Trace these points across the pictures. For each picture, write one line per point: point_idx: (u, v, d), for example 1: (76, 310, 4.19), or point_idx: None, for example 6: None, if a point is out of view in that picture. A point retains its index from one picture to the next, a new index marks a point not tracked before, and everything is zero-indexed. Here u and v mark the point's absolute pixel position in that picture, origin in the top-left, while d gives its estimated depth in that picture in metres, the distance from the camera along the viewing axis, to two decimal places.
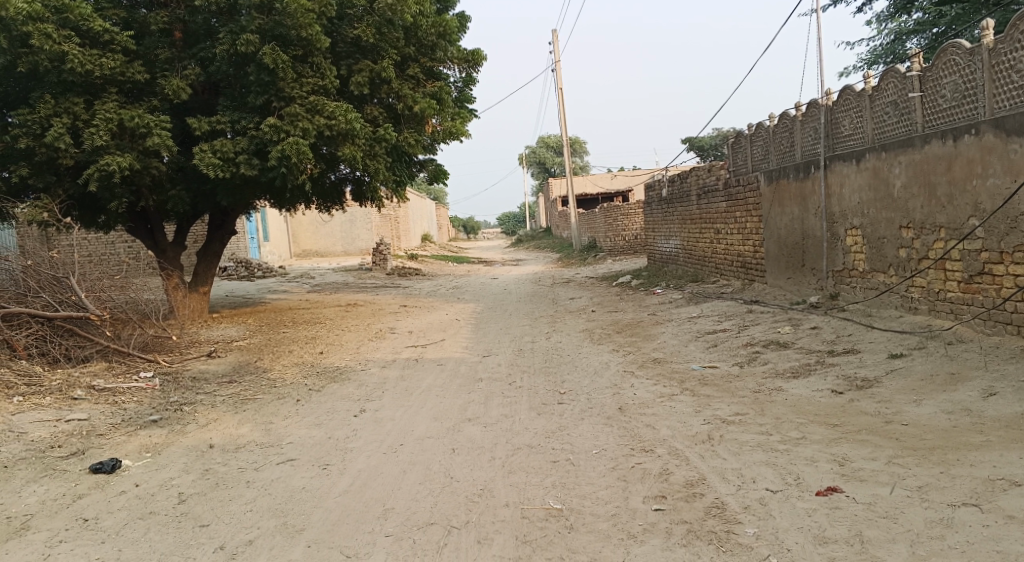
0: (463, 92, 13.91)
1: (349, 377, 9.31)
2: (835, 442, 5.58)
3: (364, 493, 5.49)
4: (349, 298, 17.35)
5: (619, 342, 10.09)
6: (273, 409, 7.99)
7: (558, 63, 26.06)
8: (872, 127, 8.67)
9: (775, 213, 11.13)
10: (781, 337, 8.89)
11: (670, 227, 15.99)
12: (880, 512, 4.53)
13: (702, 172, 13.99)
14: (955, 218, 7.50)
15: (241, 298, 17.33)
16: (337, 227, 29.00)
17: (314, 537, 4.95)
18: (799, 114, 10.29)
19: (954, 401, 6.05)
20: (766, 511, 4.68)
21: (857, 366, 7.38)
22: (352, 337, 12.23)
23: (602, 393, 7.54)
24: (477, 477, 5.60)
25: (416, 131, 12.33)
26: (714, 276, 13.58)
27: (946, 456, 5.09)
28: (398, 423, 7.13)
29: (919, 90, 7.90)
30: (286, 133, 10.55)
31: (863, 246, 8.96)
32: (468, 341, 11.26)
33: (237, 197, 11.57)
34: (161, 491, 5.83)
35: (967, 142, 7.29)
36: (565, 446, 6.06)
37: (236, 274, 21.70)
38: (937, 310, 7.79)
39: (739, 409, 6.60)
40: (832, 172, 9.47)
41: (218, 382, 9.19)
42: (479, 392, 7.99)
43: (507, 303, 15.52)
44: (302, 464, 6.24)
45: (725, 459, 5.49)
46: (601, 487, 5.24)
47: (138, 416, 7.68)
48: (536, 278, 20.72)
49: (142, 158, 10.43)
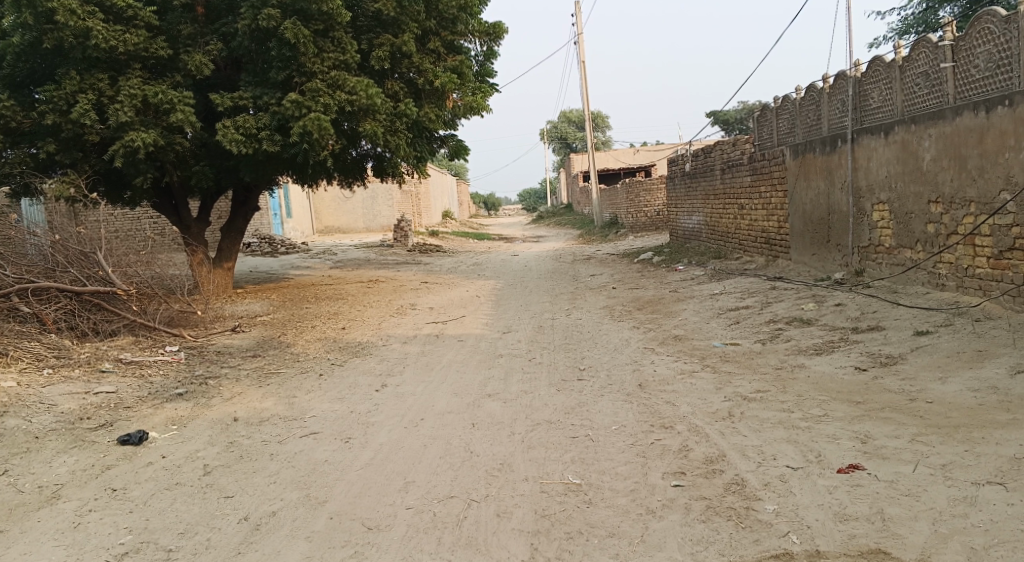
0: (485, 66, 13.83)
1: (371, 352, 9.38)
2: (857, 420, 5.53)
3: (385, 467, 5.54)
4: (371, 274, 17.42)
5: (640, 318, 10.06)
6: (296, 383, 8.07)
7: (581, 36, 25.79)
8: (901, 99, 8.52)
9: (800, 188, 10.99)
10: (805, 314, 8.82)
11: (693, 202, 15.86)
12: (902, 490, 4.49)
13: (726, 146, 13.84)
14: (986, 192, 7.36)
15: (265, 274, 17.46)
16: (359, 203, 29.09)
17: (336, 510, 4.99)
18: (827, 86, 10.12)
19: (980, 379, 5.97)
20: (786, 488, 4.66)
21: (881, 343, 7.30)
22: (374, 312, 12.29)
23: (623, 369, 7.53)
24: (497, 451, 5.63)
25: (436, 106, 12.32)
26: (738, 252, 13.46)
27: (971, 434, 5.04)
28: (419, 397, 7.17)
29: (951, 60, 7.74)
30: (308, 108, 10.56)
31: (890, 221, 8.83)
32: (489, 317, 11.28)
33: (260, 173, 11.59)
34: (187, 463, 5.92)
35: (1000, 114, 7.14)
36: (585, 422, 6.07)
37: (260, 250, 21.85)
38: (964, 287, 7.68)
39: (760, 386, 6.57)
40: (860, 146, 9.32)
41: (242, 356, 9.31)
42: (500, 368, 8.01)
43: (528, 279, 15.51)
44: (324, 437, 6.29)
45: (745, 435, 5.47)
46: (620, 462, 5.24)
47: (164, 389, 7.79)
48: (558, 254, 20.67)
49: (166, 134, 10.49)
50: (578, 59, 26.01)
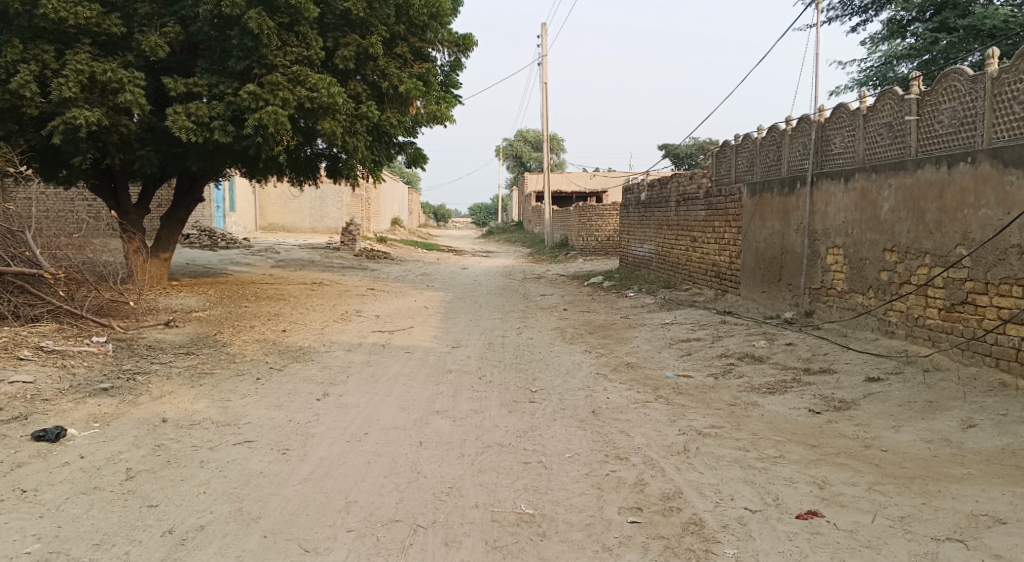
0: (450, 76, 13.64)
1: (312, 358, 9.04)
2: (813, 464, 5.46)
3: (325, 484, 5.24)
4: (315, 276, 16.97)
5: (591, 343, 9.94)
6: (231, 386, 7.69)
7: (544, 56, 25.82)
8: (863, 147, 8.58)
9: (755, 226, 11.03)
10: (755, 351, 8.79)
11: (645, 231, 15.89)
12: (862, 542, 4.41)
13: (683, 179, 13.88)
14: (942, 245, 7.36)
15: (203, 267, 16.87)
16: (306, 203, 28.53)
17: (271, 528, 4.68)
18: (789, 128, 10.18)
19: (933, 430, 5.97)
20: (745, 532, 4.55)
21: (833, 387, 7.28)
22: (316, 316, 11.91)
23: (575, 395, 7.36)
24: (445, 473, 5.39)
25: (399, 112, 12.05)
26: (687, 283, 13.50)
27: (928, 487, 4.99)
28: (364, 410, 6.89)
29: (916, 114, 7.77)
30: (265, 101, 10.22)
31: (843, 265, 8.87)
32: (437, 330, 11.02)
33: (209, 163, 11.14)
34: (108, 466, 5.53)
35: (961, 170, 7.14)
36: (537, 447, 5.87)
37: (199, 243, 21.18)
38: (913, 336, 7.67)
39: (715, 421, 6.46)
40: (818, 189, 9.38)
41: (174, 353, 8.87)
42: (448, 385, 7.77)
43: (477, 294, 15.29)
44: (260, 447, 5.95)
45: (702, 473, 5.34)
46: (574, 493, 5.07)
47: (87, 382, 7.34)
48: (506, 271, 20.50)
49: (111, 114, 10.01)
50: (540, 79, 26.01)
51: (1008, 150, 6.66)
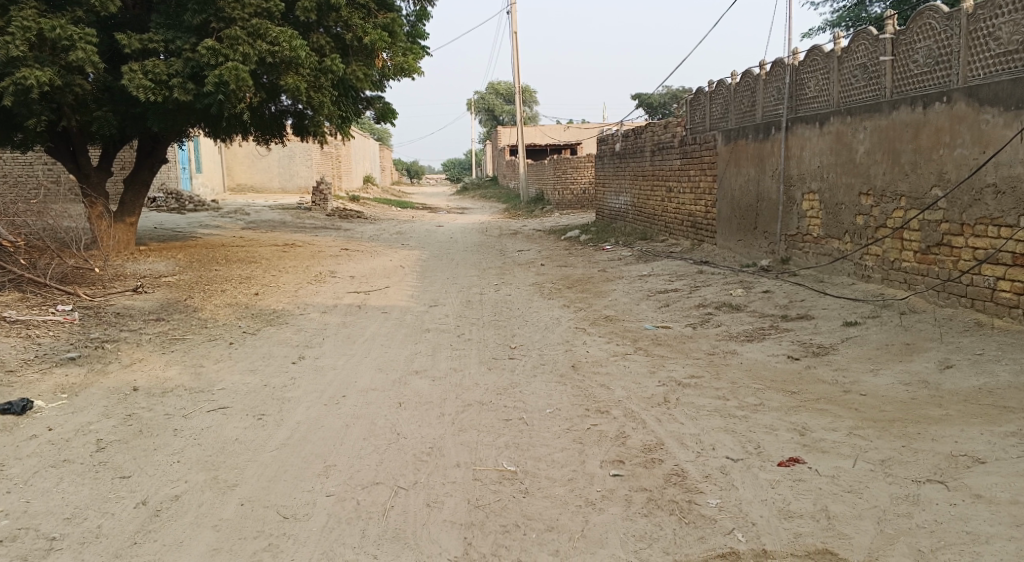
0: (417, 26, 13.33)
1: (286, 321, 8.89)
2: (793, 411, 5.44)
3: (302, 449, 5.15)
4: (287, 238, 16.71)
5: (569, 297, 9.88)
6: (203, 351, 7.55)
7: (512, 6, 25.32)
8: (838, 90, 8.47)
9: (729, 174, 10.95)
10: (733, 299, 8.76)
11: (620, 182, 15.75)
12: (845, 486, 4.40)
13: (658, 128, 13.73)
14: (918, 187, 7.31)
15: (172, 231, 16.55)
16: (275, 162, 28.06)
17: (247, 495, 4.59)
18: (763, 73, 10.05)
19: (911, 372, 5.97)
20: (728, 481, 4.53)
21: (811, 332, 7.28)
22: (289, 279, 11.72)
23: (555, 350, 7.30)
24: (425, 433, 5.32)
25: (364, 64, 11.81)
26: (663, 234, 13.43)
27: (907, 429, 4.98)
28: (341, 372, 6.79)
29: (891, 54, 7.66)
30: (224, 57, 9.91)
31: (819, 211, 8.83)
32: (414, 289, 10.90)
33: (170, 124, 10.81)
34: (77, 438, 5.41)
35: (937, 110, 7.05)
36: (518, 404, 5.81)
37: (166, 206, 20.75)
38: (890, 279, 7.67)
39: (694, 371, 6.44)
40: (793, 134, 9.29)
41: (144, 319, 8.68)
42: (426, 344, 7.67)
43: (453, 251, 15.14)
44: (234, 413, 5.84)
45: (683, 423, 5.31)
46: (556, 449, 5.02)
47: (53, 352, 7.17)
48: (482, 228, 20.32)
49: (65, 73, 9.68)
50: (511, 30, 25.55)
51: (983, 88, 6.57)
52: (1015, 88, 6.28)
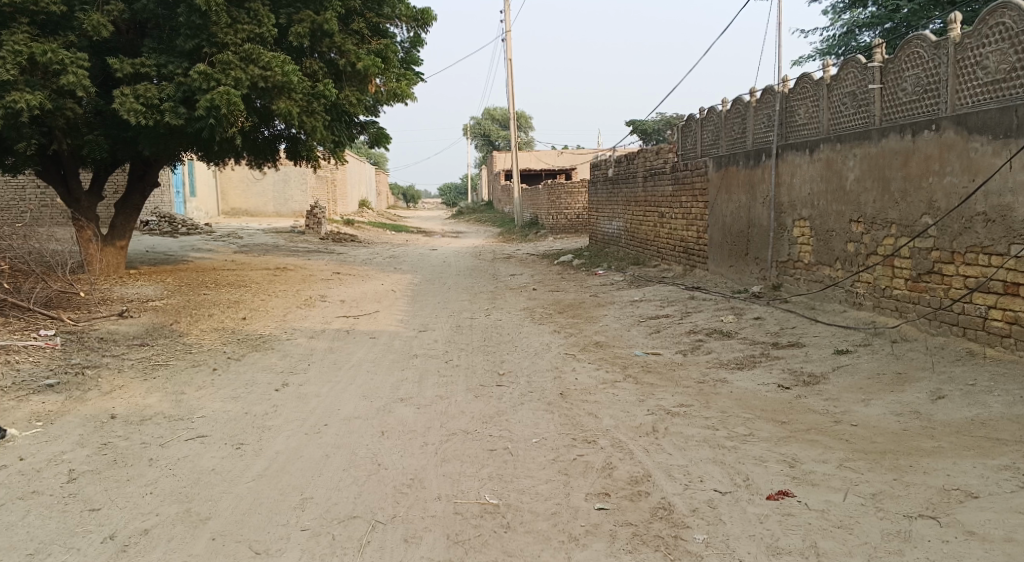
0: (411, 52, 13.33)
1: (273, 346, 8.76)
2: (783, 441, 5.33)
3: (280, 480, 5.01)
4: (279, 261, 16.60)
5: (560, 323, 9.77)
6: (185, 378, 7.42)
7: (507, 32, 25.43)
8: (827, 117, 8.44)
9: (721, 200, 10.90)
10: (724, 326, 8.67)
11: (613, 207, 15.70)
12: (834, 522, 4.28)
13: (650, 153, 13.70)
14: (908, 214, 7.25)
15: (163, 254, 16.43)
16: (269, 186, 28.01)
17: (219, 529, 4.46)
18: (754, 100, 10.03)
19: (903, 403, 5.87)
20: (715, 516, 4.41)
21: (802, 361, 7.18)
22: (278, 303, 11.60)
23: (543, 377, 7.18)
24: (407, 464, 5.19)
25: (357, 90, 11.77)
26: (656, 260, 13.35)
27: (899, 462, 4.87)
28: (324, 399, 6.66)
29: (879, 82, 7.63)
30: (216, 81, 9.85)
31: (810, 238, 8.76)
32: (404, 314, 10.79)
33: (161, 147, 10.74)
34: (49, 468, 5.27)
35: (926, 138, 7.00)
36: (503, 433, 5.69)
37: (158, 229, 20.63)
38: (881, 307, 7.59)
39: (683, 400, 6.32)
40: (784, 161, 9.24)
41: (127, 344, 8.55)
42: (413, 370, 7.55)
43: (445, 276, 15.04)
44: (212, 442, 5.70)
45: (670, 454, 5.19)
46: (540, 481, 4.89)
47: (31, 379, 7.03)
48: (476, 252, 20.23)
49: (55, 97, 9.61)
50: (505, 56, 25.63)
51: (972, 116, 6.53)
52: (1003, 117, 6.23)
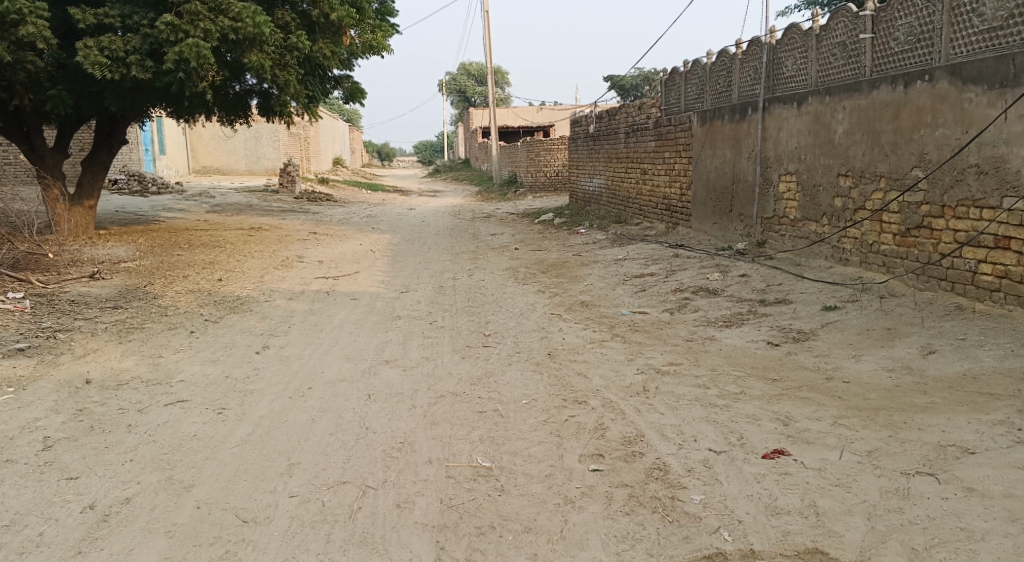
0: (386, 5, 12.97)
1: (251, 308, 8.56)
2: (776, 399, 5.26)
3: (265, 445, 4.87)
4: (254, 221, 16.26)
5: (543, 282, 9.65)
6: (162, 341, 7.21)
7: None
8: (816, 69, 8.29)
9: (705, 156, 10.76)
10: (710, 283, 8.58)
11: (594, 165, 15.51)
12: (832, 480, 4.24)
13: (632, 109, 13.50)
14: (898, 167, 7.15)
15: (134, 215, 16.05)
16: (241, 145, 27.47)
17: (204, 497, 4.32)
18: (739, 52, 9.84)
19: (895, 358, 5.82)
20: (712, 476, 4.35)
21: (791, 317, 7.11)
22: (255, 264, 11.35)
23: (530, 337, 7.07)
24: (395, 427, 5.07)
25: (331, 43, 11.42)
26: (638, 218, 13.23)
27: (894, 419, 4.83)
28: (307, 362, 6.51)
29: (870, 31, 7.48)
30: (185, 33, 9.48)
31: (796, 193, 8.66)
32: (384, 274, 10.60)
33: (129, 104, 10.36)
34: (23, 435, 5.09)
35: (918, 89, 6.88)
36: (492, 394, 5.58)
37: (128, 189, 20.15)
38: (868, 263, 7.53)
39: (673, 358, 6.24)
40: (770, 114, 9.10)
41: (101, 307, 8.30)
42: (397, 332, 7.40)
43: (425, 235, 14.83)
44: (193, 407, 5.54)
45: (663, 414, 5.11)
46: (532, 442, 4.80)
47: (1, 343, 6.80)
48: (454, 211, 19.96)
49: (15, 50, 9.24)
50: (482, 9, 25.09)
51: (966, 65, 6.41)
52: (999, 66, 6.11)
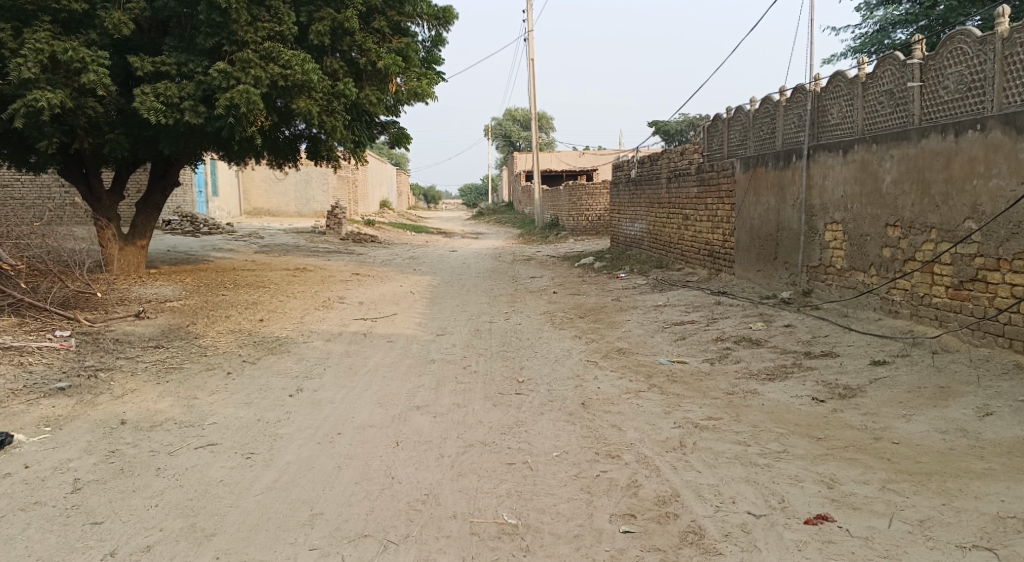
0: (432, 52, 13.12)
1: (289, 349, 8.56)
2: (820, 459, 5.03)
3: (289, 493, 4.79)
4: (299, 262, 16.42)
5: (581, 327, 9.49)
6: (199, 382, 7.21)
7: (529, 32, 25.14)
8: (862, 117, 8.09)
9: (749, 203, 10.57)
10: (752, 333, 8.34)
11: (635, 210, 15.40)
12: (880, 551, 4.04)
13: (674, 154, 13.38)
14: (950, 218, 6.91)
15: (184, 254, 16.34)
16: (291, 187, 27.95)
17: (224, 547, 4.26)
18: (784, 99, 9.69)
19: (948, 419, 5.54)
20: (750, 542, 4.17)
21: (837, 372, 6.85)
22: (296, 304, 11.41)
23: (564, 385, 6.92)
24: (422, 478, 4.95)
25: (378, 90, 11.49)
26: (679, 263, 13.04)
27: (947, 484, 4.58)
28: (339, 406, 6.44)
29: (919, 80, 7.30)
30: (236, 80, 9.67)
31: (843, 242, 8.42)
32: (422, 316, 10.55)
33: (181, 147, 10.56)
34: (53, 477, 5.08)
35: (970, 139, 6.66)
36: (522, 445, 5.43)
37: (180, 229, 20.52)
38: (919, 316, 7.24)
39: (712, 412, 6.02)
40: (815, 162, 8.91)
41: (143, 346, 8.38)
42: (430, 377, 7.30)
43: (465, 278, 14.79)
44: (223, 451, 5.49)
45: (700, 472, 4.90)
46: (562, 499, 4.63)
47: (43, 382, 6.86)
48: (496, 254, 19.96)
49: (77, 96, 9.47)
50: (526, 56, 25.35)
51: (1021, 115, 6.20)
52: None
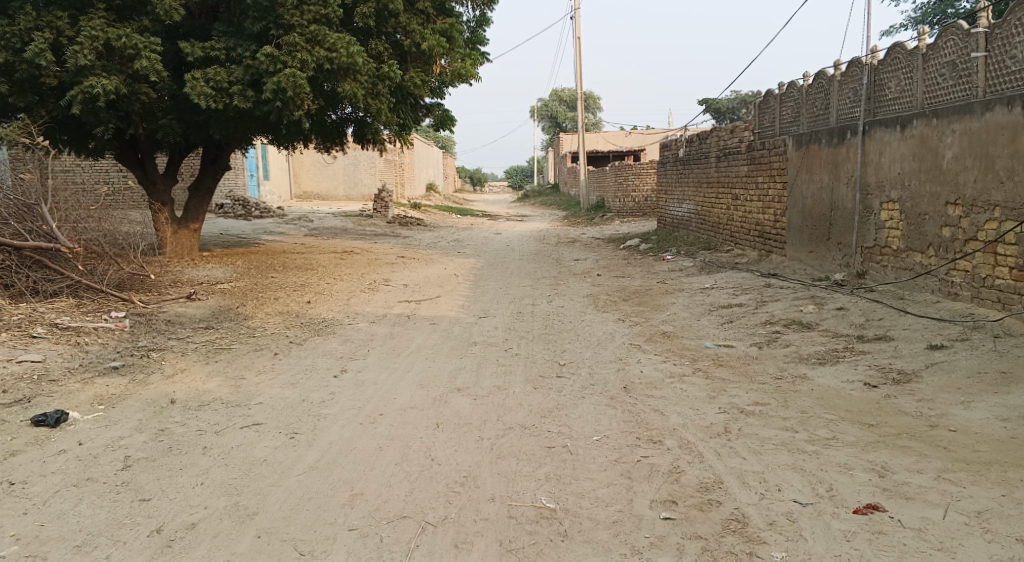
0: (477, 33, 13.03)
1: (334, 331, 8.62)
2: (871, 447, 4.87)
3: (330, 473, 4.81)
4: (346, 244, 16.55)
5: (626, 310, 9.38)
6: (247, 362, 7.33)
7: (576, 11, 24.81)
8: (922, 90, 7.79)
9: (801, 181, 10.29)
10: (804, 316, 8.13)
11: (683, 190, 15.14)
12: (933, 543, 3.90)
13: (723, 133, 13.10)
14: (1015, 195, 6.63)
15: (236, 237, 16.59)
16: (339, 170, 28.20)
17: (266, 526, 4.31)
18: (838, 74, 9.40)
19: (1009, 406, 5.31)
20: (795, 531, 4.06)
21: (891, 356, 6.64)
22: (343, 286, 11.50)
23: (606, 368, 6.84)
24: (461, 460, 4.93)
25: (422, 71, 11.49)
26: (728, 244, 12.79)
27: (1007, 475, 4.39)
28: (381, 388, 6.45)
29: (984, 50, 7.00)
30: (283, 63, 9.71)
31: (900, 222, 8.14)
32: (465, 299, 10.53)
33: (231, 131, 10.66)
34: (105, 454, 5.19)
35: None
36: (563, 429, 5.37)
37: (232, 213, 20.81)
38: (981, 298, 6.98)
39: (759, 398, 5.88)
40: (871, 138, 8.62)
41: (194, 327, 8.52)
42: (472, 359, 7.29)
43: (509, 260, 14.75)
44: (267, 431, 5.54)
45: (745, 459, 4.79)
46: (602, 484, 4.57)
47: (98, 361, 7.03)
48: (541, 235, 19.85)
49: (130, 82, 9.61)
50: (573, 35, 25.04)
51: None
52: None
